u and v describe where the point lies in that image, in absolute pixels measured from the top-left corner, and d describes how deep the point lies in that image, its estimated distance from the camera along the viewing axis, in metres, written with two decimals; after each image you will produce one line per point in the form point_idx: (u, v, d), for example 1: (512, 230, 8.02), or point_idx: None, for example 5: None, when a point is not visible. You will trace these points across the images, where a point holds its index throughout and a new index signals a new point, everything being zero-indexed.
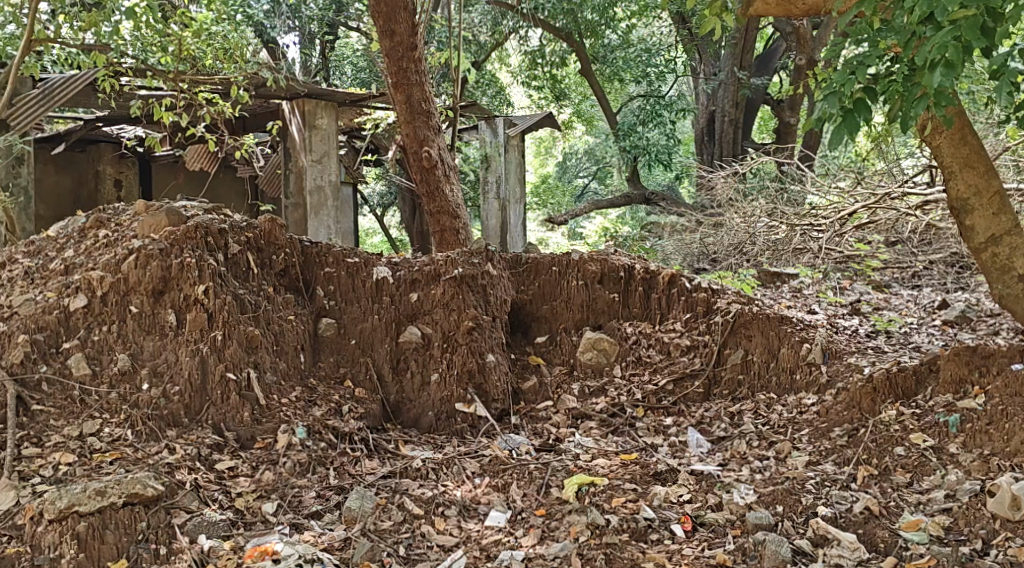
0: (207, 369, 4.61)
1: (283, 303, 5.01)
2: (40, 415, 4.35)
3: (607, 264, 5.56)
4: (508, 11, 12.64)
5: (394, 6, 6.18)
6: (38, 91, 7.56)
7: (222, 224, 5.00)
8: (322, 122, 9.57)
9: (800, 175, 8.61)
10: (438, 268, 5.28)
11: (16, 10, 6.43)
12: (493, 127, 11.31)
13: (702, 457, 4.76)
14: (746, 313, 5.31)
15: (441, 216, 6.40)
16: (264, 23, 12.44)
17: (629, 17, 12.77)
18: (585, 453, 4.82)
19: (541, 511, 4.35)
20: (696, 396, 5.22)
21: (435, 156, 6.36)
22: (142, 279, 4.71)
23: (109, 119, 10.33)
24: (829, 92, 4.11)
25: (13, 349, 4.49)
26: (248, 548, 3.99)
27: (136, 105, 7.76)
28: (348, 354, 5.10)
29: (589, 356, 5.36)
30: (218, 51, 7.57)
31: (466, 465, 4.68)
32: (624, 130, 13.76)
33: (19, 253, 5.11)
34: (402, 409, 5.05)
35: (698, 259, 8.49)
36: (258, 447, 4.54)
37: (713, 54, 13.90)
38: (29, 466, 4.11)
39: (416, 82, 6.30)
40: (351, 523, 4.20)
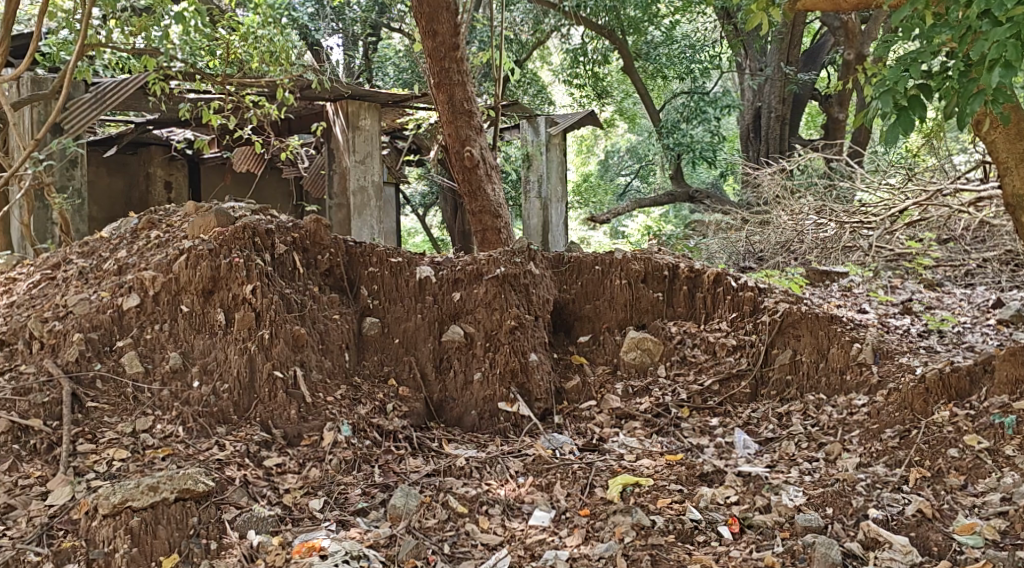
0: (255, 367, 4.66)
1: (328, 302, 5.03)
2: (95, 412, 4.42)
3: (650, 263, 5.53)
4: (551, 10, 12.70)
5: (436, 7, 6.20)
6: (91, 95, 7.73)
7: (269, 225, 5.06)
8: (365, 123, 9.63)
9: (851, 172, 8.47)
10: (480, 267, 5.28)
11: (70, 16, 6.55)
12: (535, 127, 11.32)
13: (750, 458, 4.73)
14: (795, 312, 5.26)
15: (483, 216, 6.40)
16: (310, 25, 12.87)
17: (672, 13, 12.72)
18: (630, 453, 4.80)
19: (586, 511, 4.33)
20: (743, 396, 5.18)
21: (477, 155, 6.36)
22: (192, 279, 4.77)
23: (159, 121, 10.56)
24: (882, 91, 4.05)
25: (69, 348, 4.57)
26: (295, 543, 4.01)
27: (184, 108, 7.85)
28: (392, 353, 5.11)
29: (633, 356, 5.32)
30: (264, 54, 7.65)
31: (510, 464, 4.68)
32: (668, 127, 13.69)
33: (75, 253, 5.21)
34: (446, 409, 5.05)
35: (744, 258, 8.35)
36: (305, 444, 4.57)
37: (758, 49, 13.78)
38: (84, 462, 4.18)
39: (458, 82, 6.31)
40: (396, 521, 4.21)
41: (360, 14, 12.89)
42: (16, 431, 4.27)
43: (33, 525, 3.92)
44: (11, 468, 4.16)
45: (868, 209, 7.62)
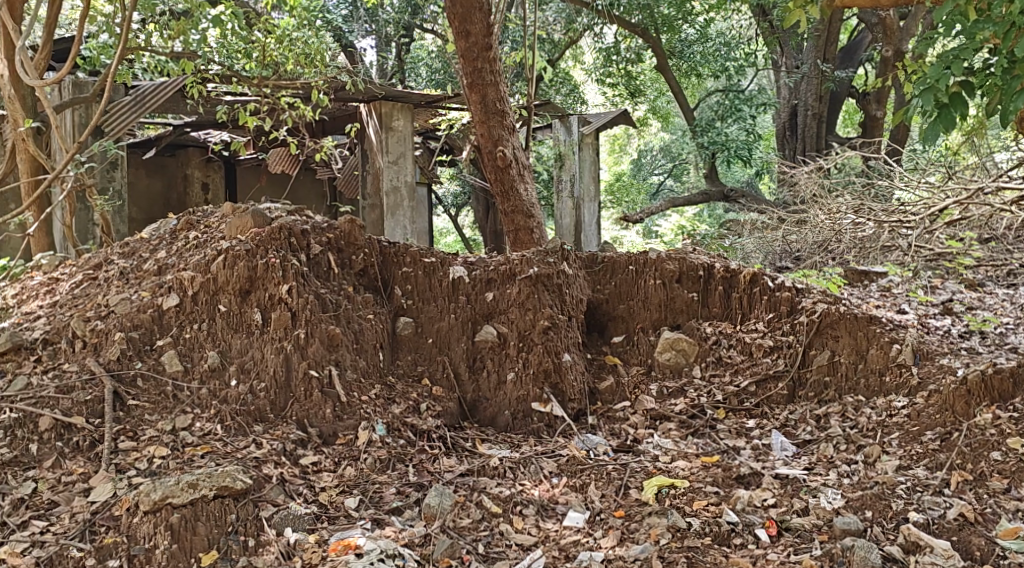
0: (292, 366, 4.69)
1: (363, 302, 5.04)
2: (136, 410, 4.46)
3: (685, 263, 5.48)
4: (584, 9, 12.68)
5: (470, 7, 6.21)
6: (131, 98, 7.82)
7: (305, 226, 5.09)
8: (399, 123, 9.67)
9: (889, 171, 8.33)
10: (514, 267, 5.27)
11: (111, 21, 6.66)
12: (568, 126, 11.32)
13: (787, 461, 4.68)
14: (833, 312, 5.20)
15: (515, 216, 6.39)
16: (343, 27, 12.96)
17: (707, 11, 12.64)
18: (664, 454, 4.78)
19: (620, 512, 4.32)
20: (780, 398, 5.14)
21: (509, 155, 6.36)
22: (230, 279, 4.81)
23: (197, 123, 10.67)
24: (924, 89, 4.26)
25: (110, 347, 4.62)
26: (332, 541, 4.03)
27: (221, 110, 7.92)
28: (426, 353, 5.11)
29: (668, 357, 5.29)
30: (299, 56, 7.72)
31: (544, 464, 4.67)
32: (702, 126, 13.60)
33: (115, 254, 5.28)
34: (479, 408, 5.05)
35: (781, 258, 8.55)
36: (341, 443, 4.59)
37: (794, 47, 13.67)
38: (125, 459, 4.23)
39: (490, 82, 6.31)
40: (430, 520, 4.21)
41: (393, 16, 12.92)
42: (59, 427, 4.33)
43: (76, 521, 3.97)
44: (54, 465, 4.22)
45: (907, 208, 7.33)
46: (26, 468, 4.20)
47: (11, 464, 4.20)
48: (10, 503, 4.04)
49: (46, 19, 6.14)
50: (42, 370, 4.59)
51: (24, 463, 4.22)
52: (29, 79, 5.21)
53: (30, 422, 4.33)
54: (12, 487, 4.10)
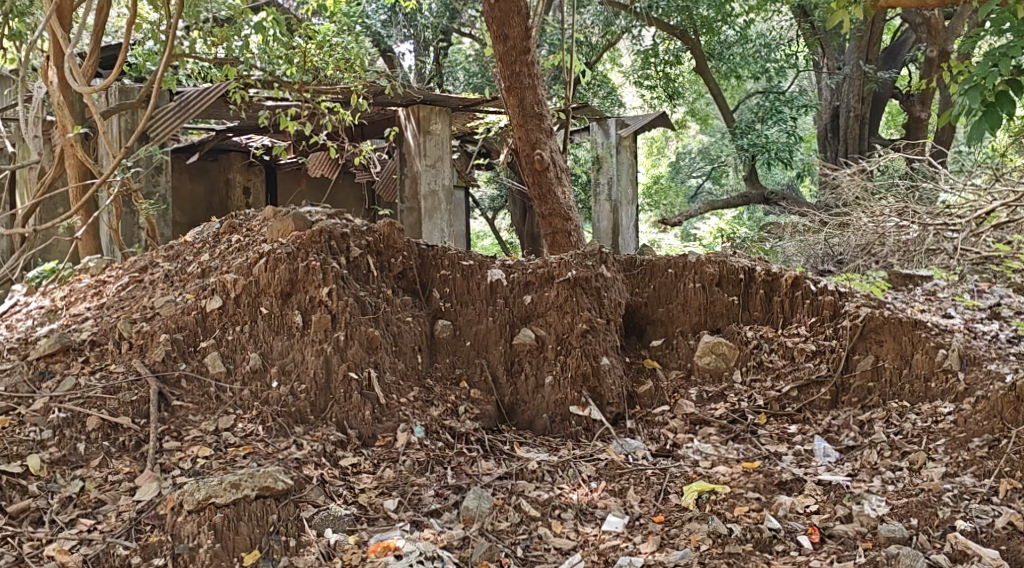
0: (331, 369, 4.71)
1: (402, 304, 5.05)
2: (180, 411, 4.51)
3: (725, 266, 5.43)
4: (621, 11, 12.65)
5: (507, 11, 6.21)
6: (175, 105, 7.89)
7: (344, 229, 5.12)
8: (436, 127, 9.70)
9: (933, 172, 8.19)
10: (552, 270, 5.25)
11: (156, 28, 6.77)
12: (605, 129, 11.31)
13: (830, 467, 4.63)
14: (877, 317, 5.13)
15: (553, 219, 6.37)
16: (382, 32, 13.08)
17: (746, 13, 12.58)
18: (704, 460, 4.74)
19: (660, 518, 4.30)
20: (823, 403, 5.07)
21: (547, 159, 6.34)
22: (271, 281, 4.85)
23: (239, 128, 10.79)
24: (970, 86, 4.34)
25: (155, 348, 4.68)
26: (371, 543, 4.04)
27: (263, 115, 8.01)
28: (464, 356, 5.11)
29: (708, 361, 5.24)
30: (339, 61, 7.79)
31: (582, 468, 4.65)
32: (742, 128, 13.53)
33: (161, 257, 5.35)
34: (517, 411, 5.03)
35: (823, 260, 8.50)
36: (379, 445, 4.61)
37: (836, 48, 13.54)
38: (170, 458, 4.28)
39: (528, 85, 6.31)
40: (469, 523, 4.22)
41: (431, 20, 13.00)
42: (106, 427, 4.38)
43: (122, 520, 4.01)
44: (101, 464, 4.27)
45: (952, 211, 7.32)
46: (74, 467, 4.25)
47: (59, 463, 4.26)
48: (58, 501, 4.10)
49: (93, 27, 6.23)
50: (90, 371, 4.65)
51: (72, 462, 4.27)
52: (77, 86, 5.30)
53: (78, 422, 4.40)
54: (60, 486, 4.16)
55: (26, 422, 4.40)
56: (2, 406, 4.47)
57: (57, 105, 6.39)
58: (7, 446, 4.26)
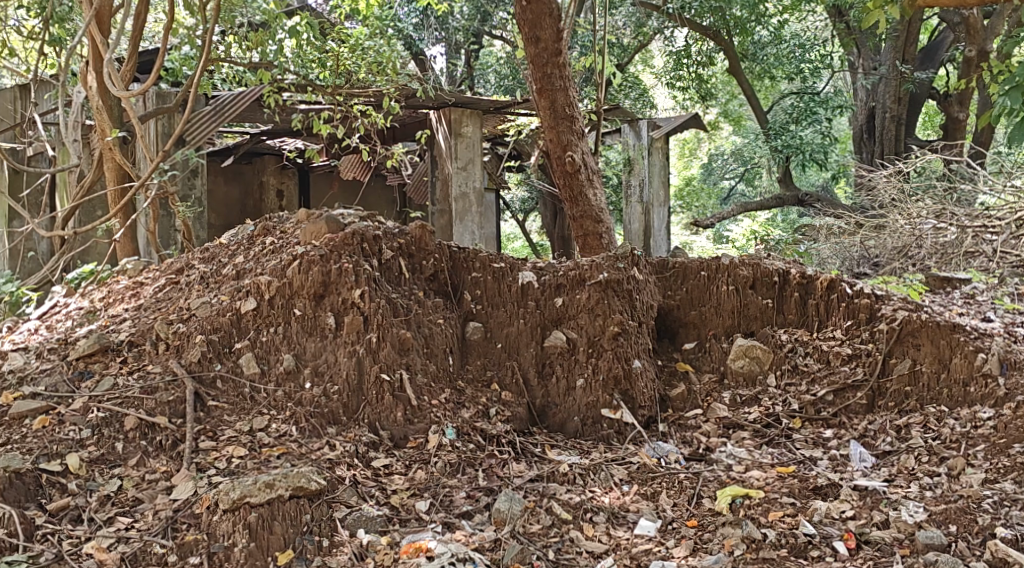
0: (363, 370, 4.71)
1: (433, 306, 5.05)
2: (215, 411, 4.55)
3: (759, 269, 5.38)
4: (654, 12, 12.61)
5: (539, 14, 6.19)
6: (210, 109, 8.00)
7: (376, 231, 5.12)
8: (468, 129, 9.71)
9: (971, 174, 8.10)
10: (583, 272, 5.23)
11: (192, 32, 6.84)
12: (637, 131, 11.26)
13: (866, 473, 4.57)
14: (914, 320, 5.08)
15: (584, 221, 6.35)
16: (414, 35, 13.12)
17: (780, 14, 12.47)
18: (738, 464, 4.69)
19: (693, 522, 4.27)
20: (859, 407, 5.01)
21: (578, 160, 6.33)
22: (305, 283, 4.87)
23: (272, 132, 10.86)
24: (1013, 87, 4.28)
25: (192, 349, 4.73)
26: (404, 544, 4.04)
27: (296, 119, 8.07)
28: (495, 358, 5.09)
29: (741, 364, 5.19)
30: (371, 64, 7.85)
31: (614, 472, 4.62)
32: (776, 130, 13.42)
33: (197, 259, 5.40)
34: (549, 414, 5.01)
35: (859, 263, 8.43)
36: (411, 446, 4.60)
37: (872, 48, 13.42)
38: (206, 458, 4.30)
39: (560, 87, 6.29)
40: (500, 525, 4.21)
41: (462, 23, 13.10)
42: (144, 427, 4.43)
43: (159, 518, 4.04)
44: (139, 463, 4.31)
45: (991, 213, 7.30)
46: (113, 466, 4.29)
47: (98, 462, 4.29)
48: (97, 499, 4.14)
49: (131, 32, 6.29)
50: (128, 371, 4.70)
51: (111, 461, 4.31)
52: (116, 90, 5.36)
53: (116, 422, 4.44)
54: (99, 484, 4.20)
55: (65, 421, 4.44)
56: (42, 405, 4.51)
57: (96, 109, 6.47)
58: (47, 445, 4.31)
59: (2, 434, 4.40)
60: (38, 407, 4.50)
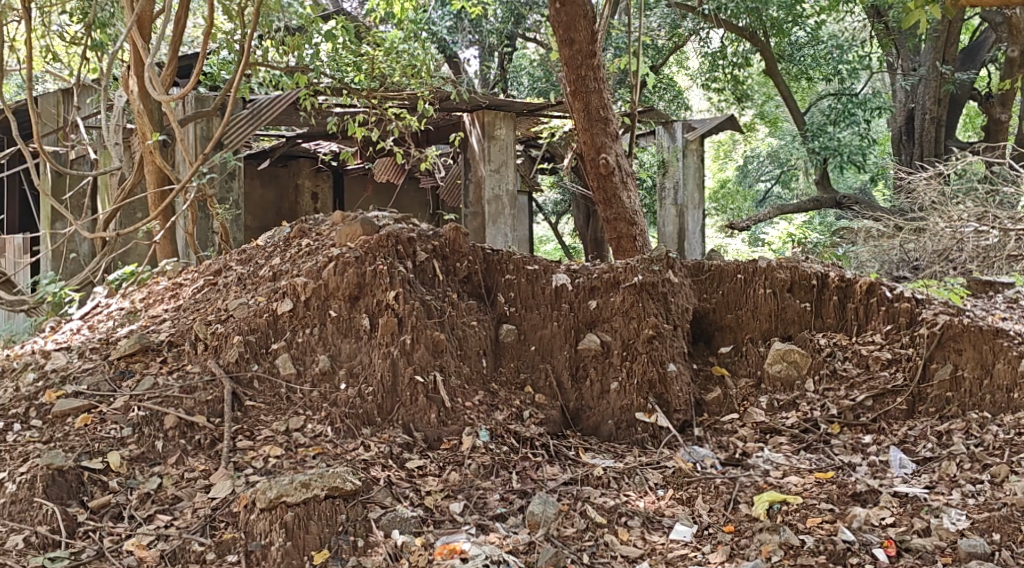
0: (397, 372, 4.71)
1: (467, 308, 5.04)
2: (253, 411, 4.57)
3: (797, 272, 5.32)
4: (688, 13, 12.56)
5: (574, 16, 6.16)
6: (247, 112, 7.97)
7: (411, 234, 5.12)
8: (501, 132, 9.71)
9: (1013, 177, 8.02)
10: (618, 275, 5.19)
11: (231, 38, 6.92)
12: (671, 132, 11.21)
13: (907, 479, 4.50)
14: (956, 325, 4.99)
15: (618, 223, 6.31)
16: (448, 39, 13.23)
17: (818, 14, 12.40)
18: (776, 469, 4.64)
19: (729, 528, 4.22)
20: (898, 413, 4.94)
21: (612, 163, 6.29)
22: (340, 285, 4.88)
23: (307, 135, 10.88)
24: None
25: (229, 349, 4.76)
26: (437, 545, 4.03)
27: (331, 123, 8.11)
28: (529, 360, 5.07)
29: (779, 369, 5.13)
30: (405, 67, 7.92)
31: (649, 476, 4.59)
32: (813, 131, 13.22)
33: (234, 261, 5.44)
34: (582, 417, 4.98)
35: (899, 266, 8.40)
36: (445, 448, 4.59)
37: (912, 48, 13.29)
38: (243, 457, 4.33)
39: (594, 89, 6.27)
40: (534, 528, 4.19)
41: (496, 26, 12.96)
42: (183, 426, 4.46)
43: (197, 516, 4.07)
44: (178, 462, 4.34)
45: None
46: (152, 464, 4.33)
47: (138, 460, 4.33)
48: (137, 497, 4.17)
49: (171, 37, 6.33)
50: (168, 371, 4.75)
51: (150, 459, 4.35)
52: (156, 95, 5.36)
53: (156, 420, 4.48)
54: (139, 482, 4.23)
55: (107, 419, 4.49)
56: (83, 404, 4.56)
57: (137, 113, 6.59)
58: (89, 444, 4.35)
59: (46, 431, 4.46)
60: (80, 405, 4.55)
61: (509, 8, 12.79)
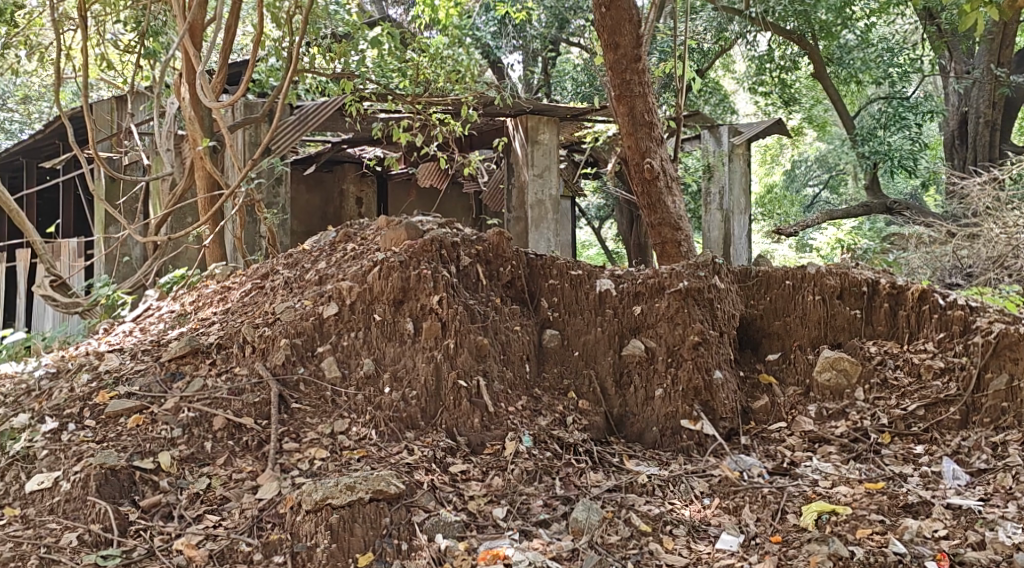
0: (441, 376, 4.70)
1: (510, 313, 5.02)
2: (299, 413, 4.59)
3: (847, 278, 5.23)
4: (735, 17, 12.45)
5: (619, 20, 6.14)
6: (294, 118, 8.04)
7: (454, 238, 5.12)
8: (544, 137, 9.70)
9: None
10: (663, 281, 5.13)
11: (280, 45, 6.95)
12: (718, 137, 11.13)
13: (960, 491, 4.41)
14: (1012, 333, 4.85)
15: (662, 228, 6.24)
16: (491, 43, 13.27)
17: (868, 16, 12.22)
18: (824, 479, 4.56)
19: (777, 538, 4.16)
20: (951, 423, 4.82)
21: (657, 168, 6.23)
22: (385, 289, 4.88)
23: (352, 141, 10.94)
24: None
25: (276, 352, 4.79)
26: (481, 550, 4.02)
27: (377, 128, 8.15)
28: (572, 366, 5.04)
29: (828, 377, 5.04)
30: (450, 73, 7.93)
31: (695, 484, 4.54)
32: (863, 135, 13.07)
33: (281, 264, 5.46)
34: (626, 424, 4.93)
35: (951, 272, 8.60)
36: (488, 453, 4.57)
37: (965, 51, 13.07)
38: (289, 459, 4.35)
39: (639, 94, 6.21)
40: (578, 534, 4.15)
41: (540, 31, 13.08)
42: (231, 427, 4.51)
43: (245, 517, 4.10)
44: (226, 463, 4.37)
45: None
46: (201, 464, 4.36)
47: (188, 460, 4.37)
48: (187, 497, 4.21)
49: (222, 45, 6.39)
50: (217, 372, 4.80)
51: (200, 459, 4.38)
52: (206, 102, 5.36)
53: (205, 421, 4.53)
54: (188, 482, 4.27)
55: (158, 420, 4.54)
56: (136, 404, 4.61)
57: (188, 120, 6.68)
58: (141, 444, 4.41)
59: (99, 431, 4.52)
60: (132, 406, 4.61)
61: (554, 13, 12.90)
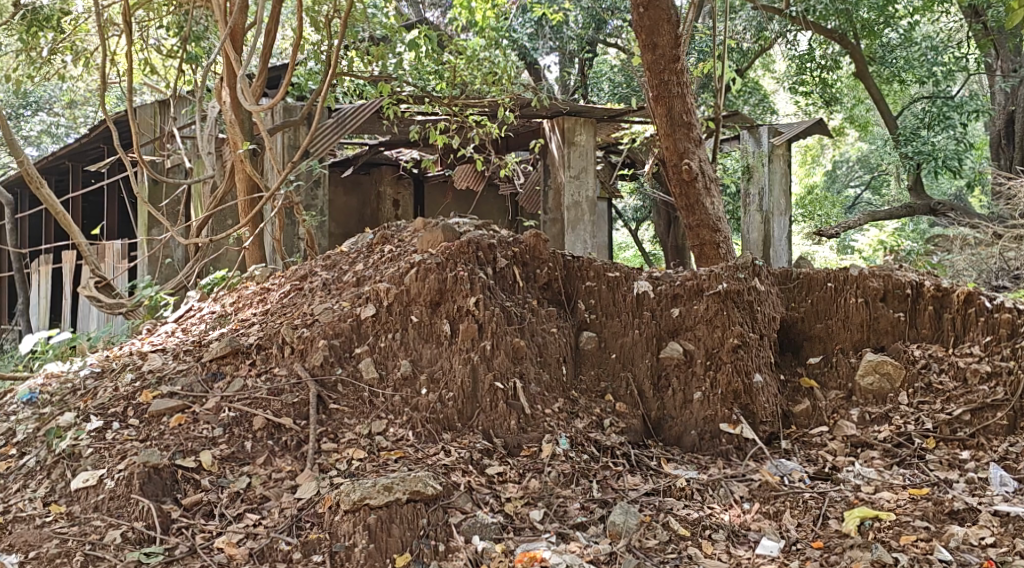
0: (478, 378, 4.68)
1: (547, 315, 4.99)
2: (336, 414, 4.60)
3: (890, 280, 5.14)
4: (774, 16, 12.36)
5: (657, 20, 6.12)
6: (333, 121, 8.07)
7: (491, 240, 5.10)
8: (581, 138, 9.67)
9: None
10: (701, 283, 5.08)
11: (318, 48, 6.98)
12: (757, 137, 11.03)
13: (1008, 498, 4.31)
14: None
15: (701, 230, 6.17)
16: (528, 45, 13.27)
17: (911, 14, 12.08)
18: (867, 485, 4.49)
19: (819, 543, 4.10)
20: (998, 429, 4.73)
21: (695, 168, 6.17)
22: (422, 290, 4.88)
23: (388, 144, 10.99)
24: None
25: (314, 353, 4.80)
26: (518, 552, 3.99)
27: (414, 130, 8.19)
28: (610, 369, 5.00)
29: (871, 381, 4.96)
30: (486, 75, 7.92)
31: (734, 488, 4.48)
32: (906, 136, 12.88)
33: (319, 266, 5.48)
34: (664, 427, 4.88)
35: (997, 275, 8.71)
36: (525, 455, 4.54)
37: (1013, 49, 12.93)
38: (328, 459, 4.36)
39: (677, 94, 6.17)
40: (616, 538, 4.12)
41: (577, 32, 13.04)
42: (271, 427, 4.53)
43: (285, 516, 4.11)
44: (266, 462, 4.39)
45: None
46: (241, 464, 4.38)
47: (228, 460, 4.40)
48: (227, 496, 4.23)
49: (262, 49, 6.43)
50: (256, 373, 4.83)
51: (240, 459, 4.41)
52: (247, 105, 5.33)
53: (245, 421, 4.56)
54: (229, 481, 4.29)
55: (199, 420, 4.58)
56: (177, 404, 4.66)
57: (228, 123, 6.73)
58: (182, 443, 4.45)
59: (142, 430, 4.56)
60: (174, 406, 4.65)
61: (590, 13, 12.81)
